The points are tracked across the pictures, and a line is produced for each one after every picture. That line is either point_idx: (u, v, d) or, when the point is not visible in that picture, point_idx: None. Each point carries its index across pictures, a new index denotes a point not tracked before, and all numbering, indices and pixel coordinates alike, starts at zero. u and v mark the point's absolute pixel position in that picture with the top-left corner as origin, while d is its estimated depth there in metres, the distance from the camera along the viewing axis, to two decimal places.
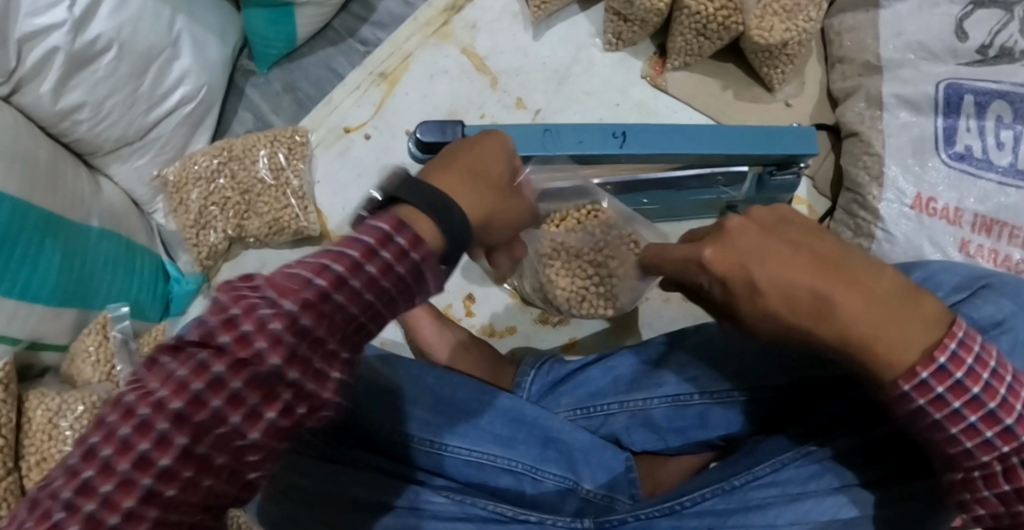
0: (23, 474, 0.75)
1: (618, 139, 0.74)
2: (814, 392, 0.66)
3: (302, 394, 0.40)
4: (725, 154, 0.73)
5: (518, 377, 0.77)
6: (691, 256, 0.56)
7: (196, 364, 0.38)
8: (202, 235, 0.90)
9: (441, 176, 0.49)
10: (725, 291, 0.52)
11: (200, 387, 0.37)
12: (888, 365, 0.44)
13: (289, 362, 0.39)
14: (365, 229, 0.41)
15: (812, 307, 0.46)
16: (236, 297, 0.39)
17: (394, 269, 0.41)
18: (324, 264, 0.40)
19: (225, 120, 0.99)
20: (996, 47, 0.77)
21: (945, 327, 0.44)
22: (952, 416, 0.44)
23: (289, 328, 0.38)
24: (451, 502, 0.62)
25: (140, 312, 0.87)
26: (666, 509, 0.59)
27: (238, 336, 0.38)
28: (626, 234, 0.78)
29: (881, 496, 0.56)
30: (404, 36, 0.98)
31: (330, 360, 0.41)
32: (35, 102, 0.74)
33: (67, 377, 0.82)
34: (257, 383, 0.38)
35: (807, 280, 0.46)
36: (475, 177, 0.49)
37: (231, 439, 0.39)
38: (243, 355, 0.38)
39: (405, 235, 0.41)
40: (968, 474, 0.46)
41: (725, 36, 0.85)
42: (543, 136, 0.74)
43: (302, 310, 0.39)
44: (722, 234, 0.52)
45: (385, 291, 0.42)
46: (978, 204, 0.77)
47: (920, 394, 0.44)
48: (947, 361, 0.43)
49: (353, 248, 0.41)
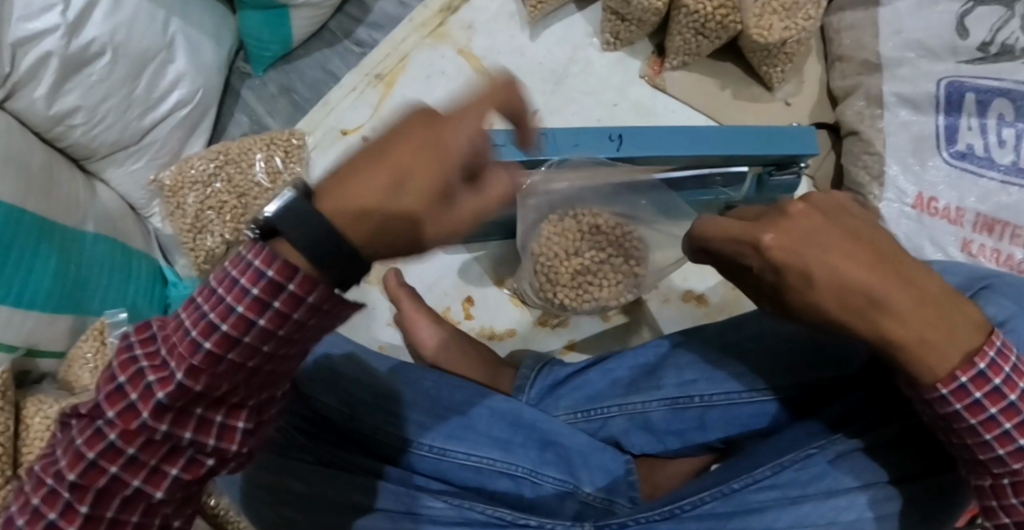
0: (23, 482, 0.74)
1: (615, 142, 0.73)
2: (822, 392, 0.66)
3: (204, 449, 0.42)
4: (723, 155, 0.73)
5: (519, 381, 0.77)
6: (740, 237, 0.49)
7: (91, 434, 0.41)
8: (200, 239, 0.90)
9: (343, 183, 0.38)
10: (772, 277, 0.47)
11: (95, 455, 0.41)
12: (927, 369, 0.45)
13: (181, 425, 0.41)
14: (249, 274, 0.37)
15: (869, 308, 0.43)
16: (124, 365, 0.41)
17: (288, 317, 0.39)
18: (202, 326, 0.39)
19: (221, 123, 0.99)
20: (997, 44, 0.76)
21: (984, 335, 0.45)
22: (986, 420, 0.45)
23: (174, 397, 0.40)
24: (448, 506, 0.62)
25: (140, 317, 0.86)
26: (667, 512, 0.59)
27: (125, 407, 0.40)
28: (629, 233, 0.79)
29: (907, 492, 0.56)
30: (399, 37, 0.97)
31: (231, 411, 0.43)
32: (29, 107, 0.73)
33: (65, 383, 0.81)
34: (154, 446, 0.41)
35: (870, 280, 0.43)
36: (393, 192, 0.38)
37: (139, 499, 0.42)
38: (131, 426, 0.40)
39: (296, 279, 0.37)
40: (995, 479, 0.48)
41: (723, 35, 0.84)
42: (541, 138, 0.72)
43: (188, 379, 0.39)
44: (782, 219, 0.46)
45: (281, 341, 0.40)
46: (980, 203, 0.77)
47: (956, 399, 0.45)
48: (985, 367, 0.44)
49: (239, 301, 0.38)
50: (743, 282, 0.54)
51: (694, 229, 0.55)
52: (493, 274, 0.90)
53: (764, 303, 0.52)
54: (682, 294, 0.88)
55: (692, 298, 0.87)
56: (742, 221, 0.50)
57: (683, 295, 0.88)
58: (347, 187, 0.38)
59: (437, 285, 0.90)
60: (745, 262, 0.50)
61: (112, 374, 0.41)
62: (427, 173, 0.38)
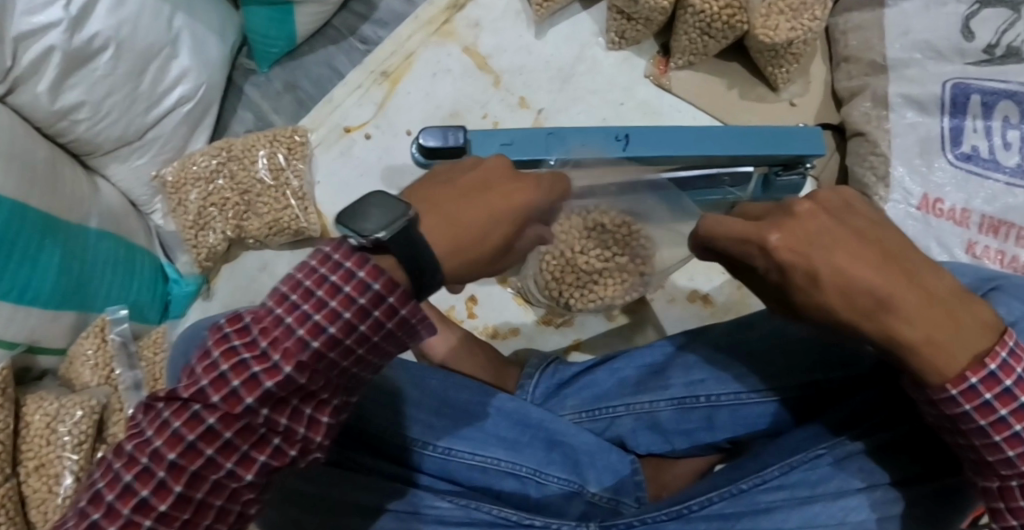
0: (22, 480, 0.74)
1: (622, 143, 0.74)
2: (830, 391, 0.66)
3: (294, 439, 0.41)
4: (731, 156, 0.73)
5: (523, 380, 0.76)
6: (746, 236, 0.48)
7: (189, 417, 0.39)
8: (202, 236, 0.89)
9: (448, 203, 0.42)
10: (778, 277, 0.47)
11: (194, 438, 0.39)
12: (937, 370, 0.44)
13: (280, 412, 0.40)
14: (345, 272, 0.38)
15: (878, 311, 0.44)
16: (224, 350, 0.39)
17: (386, 326, 0.40)
18: (302, 314, 0.38)
19: (225, 119, 0.98)
20: (1003, 46, 0.77)
21: (996, 336, 0.45)
22: (997, 423, 0.45)
23: (281, 386, 0.39)
24: (455, 506, 0.61)
25: (140, 314, 0.87)
26: (674, 513, 0.59)
27: (227, 394, 0.39)
28: (635, 231, 0.76)
29: (911, 495, 0.56)
30: (405, 35, 0.96)
31: (320, 405, 0.42)
32: (32, 102, 0.73)
33: (67, 380, 0.82)
34: (248, 432, 0.40)
35: (875, 281, 0.44)
36: (491, 223, 0.43)
37: (227, 483, 0.41)
38: (234, 410, 0.39)
39: (396, 293, 0.39)
40: (1003, 482, 0.47)
41: (730, 34, 0.84)
42: (546, 139, 0.74)
43: (296, 373, 0.39)
44: (791, 217, 0.46)
45: (379, 346, 0.41)
46: (986, 205, 0.77)
47: (966, 400, 0.44)
48: (997, 369, 0.44)
49: (347, 307, 0.38)
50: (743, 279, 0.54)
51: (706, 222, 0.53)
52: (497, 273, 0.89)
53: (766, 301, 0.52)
54: (688, 294, 0.88)
55: (697, 298, 0.87)
56: (749, 220, 0.50)
57: (688, 295, 0.88)
58: (451, 208, 0.42)
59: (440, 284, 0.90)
60: (750, 258, 0.49)
61: (214, 361, 0.39)
62: (514, 220, 0.44)
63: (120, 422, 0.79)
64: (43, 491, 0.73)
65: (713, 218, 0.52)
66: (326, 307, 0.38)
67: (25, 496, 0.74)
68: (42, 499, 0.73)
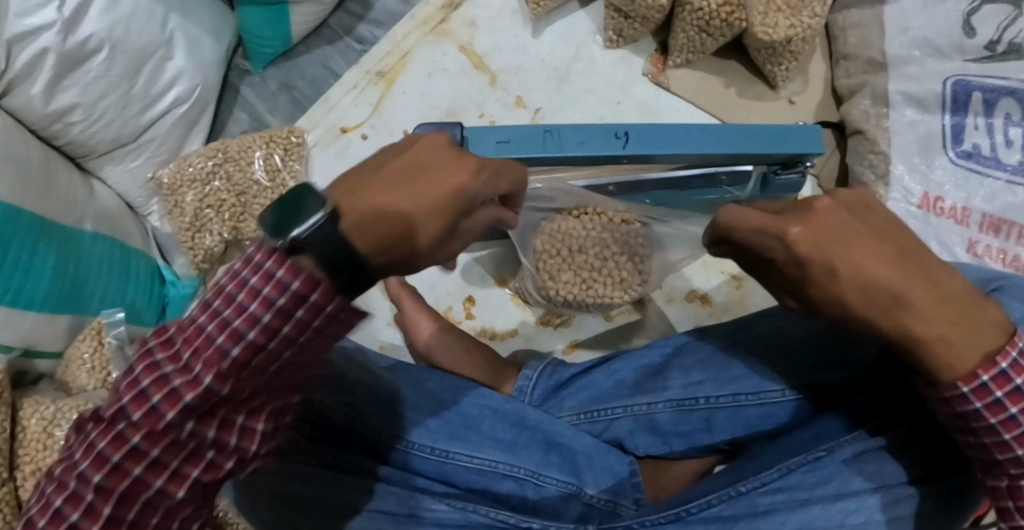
0: (18, 484, 0.73)
1: (620, 140, 0.72)
2: (832, 393, 0.65)
3: (228, 447, 0.44)
4: (730, 153, 0.72)
5: (521, 381, 0.75)
6: (766, 228, 0.47)
7: (115, 437, 0.41)
8: (198, 238, 0.89)
9: (370, 196, 0.41)
10: (795, 272, 0.46)
11: (123, 456, 0.41)
12: (947, 368, 0.44)
13: (207, 423, 0.42)
14: (266, 273, 0.39)
15: (895, 308, 0.43)
16: (147, 369, 0.41)
17: (310, 324, 0.40)
18: (221, 324, 0.39)
19: (220, 120, 0.98)
20: (1004, 43, 0.76)
21: (1007, 337, 0.45)
22: (1007, 421, 0.45)
23: (202, 400, 0.40)
24: (451, 509, 0.61)
25: (138, 317, 0.86)
26: (671, 515, 0.58)
27: (149, 412, 0.40)
28: (632, 229, 0.78)
29: (924, 490, 0.56)
30: (401, 34, 0.96)
31: (252, 412, 0.44)
32: (26, 104, 0.72)
33: (63, 384, 0.81)
34: (177, 447, 0.42)
35: (893, 277, 0.43)
36: (408, 212, 0.41)
37: (160, 497, 0.43)
38: (157, 428, 0.41)
39: (319, 290, 0.39)
40: (1012, 480, 0.47)
41: (728, 32, 0.84)
42: (543, 137, 0.72)
43: (215, 385, 0.40)
44: (810, 213, 0.45)
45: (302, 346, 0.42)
46: (986, 204, 0.77)
47: (977, 397, 0.44)
48: (1008, 367, 0.43)
49: (266, 311, 0.39)
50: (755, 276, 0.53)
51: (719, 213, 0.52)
52: (494, 273, 0.89)
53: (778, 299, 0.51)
54: (686, 294, 0.87)
55: (696, 298, 0.87)
56: (769, 212, 0.48)
57: (686, 295, 0.87)
58: (372, 202, 0.41)
59: (437, 285, 0.89)
60: (762, 252, 0.48)
61: (137, 378, 0.41)
62: (435, 205, 0.43)
63: None
64: None
65: (723, 215, 0.51)
66: (245, 313, 0.39)
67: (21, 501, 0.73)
68: None
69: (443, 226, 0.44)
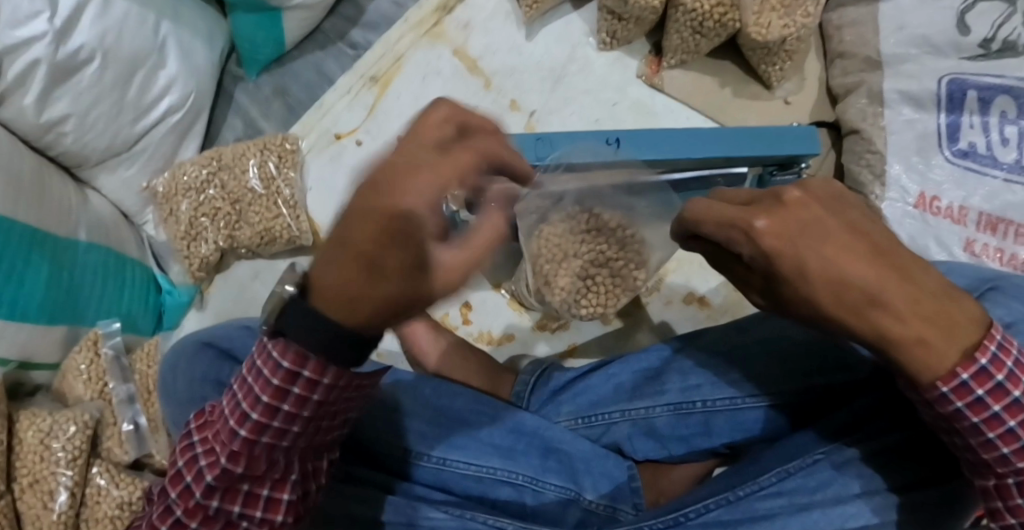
0: (16, 496, 0.74)
1: (613, 145, 0.76)
2: (825, 394, 0.65)
3: (255, 521, 0.48)
4: (724, 155, 0.74)
5: (518, 387, 0.76)
6: (733, 220, 0.45)
7: (162, 510, 0.49)
8: (194, 246, 0.88)
9: (322, 259, 0.37)
10: (764, 266, 0.44)
11: (167, 526, 0.49)
12: (935, 366, 0.44)
13: (232, 499, 0.48)
14: (266, 362, 0.42)
15: (872, 306, 0.42)
16: (184, 452, 0.48)
17: (304, 401, 0.43)
18: (230, 410, 0.45)
19: (215, 127, 0.97)
20: (999, 40, 0.76)
21: (984, 330, 0.44)
22: (989, 419, 0.45)
23: (222, 478, 0.46)
24: (449, 517, 0.60)
25: (132, 326, 0.87)
26: (670, 520, 0.58)
27: (184, 488, 0.48)
28: (627, 233, 0.73)
29: (909, 499, 0.55)
30: (395, 37, 0.95)
31: (275, 484, 0.48)
32: (19, 114, 0.73)
33: (60, 395, 0.82)
34: (211, 519, 0.48)
35: (870, 273, 0.42)
36: (365, 259, 0.35)
37: None
38: (193, 503, 0.48)
39: (309, 365, 0.40)
40: (1000, 479, 0.47)
41: (722, 33, 0.83)
42: (535, 144, 0.76)
43: (230, 463, 0.46)
44: (780, 206, 0.43)
45: (304, 422, 0.45)
46: (984, 202, 0.76)
47: (957, 397, 0.44)
48: (989, 363, 0.43)
49: (262, 394, 0.43)
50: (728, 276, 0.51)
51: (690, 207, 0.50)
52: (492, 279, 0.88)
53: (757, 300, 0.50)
54: (684, 296, 0.87)
55: (694, 299, 0.87)
56: (737, 203, 0.47)
57: (684, 296, 0.87)
58: (325, 263, 0.37)
59: None
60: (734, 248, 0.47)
61: (177, 458, 0.49)
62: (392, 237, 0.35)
63: (115, 436, 0.81)
64: (38, 507, 0.73)
65: (691, 209, 0.49)
66: (245, 397, 0.44)
67: (19, 513, 0.73)
68: (37, 516, 0.73)
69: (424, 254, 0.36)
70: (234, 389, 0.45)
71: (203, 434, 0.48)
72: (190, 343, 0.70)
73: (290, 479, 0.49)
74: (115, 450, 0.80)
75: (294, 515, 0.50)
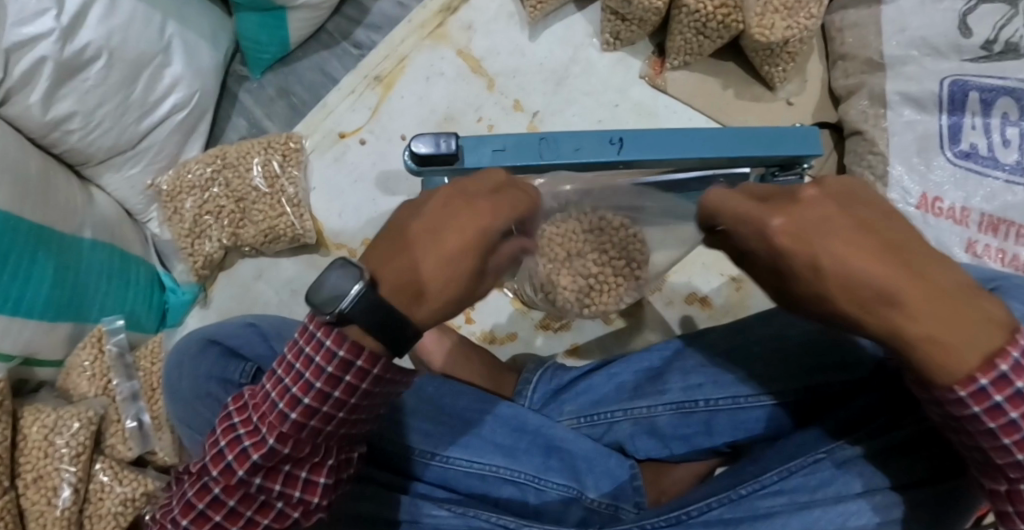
0: (20, 492, 0.74)
1: (616, 146, 0.73)
2: (826, 394, 0.65)
3: (294, 502, 0.49)
4: (727, 156, 0.72)
5: (520, 386, 0.76)
6: (750, 216, 0.47)
7: (200, 487, 0.48)
8: (198, 244, 0.89)
9: (393, 258, 0.43)
10: (777, 264, 0.46)
11: (204, 505, 0.48)
12: (949, 370, 0.43)
13: (273, 479, 0.48)
14: (326, 349, 0.43)
15: (887, 305, 0.42)
16: (225, 430, 0.47)
17: (359, 386, 0.44)
18: (280, 390, 0.45)
19: (219, 126, 0.98)
20: (1001, 42, 0.76)
21: (1008, 334, 0.43)
22: (1006, 424, 0.44)
23: (267, 458, 0.46)
24: (452, 515, 0.61)
25: (137, 324, 0.87)
26: (671, 519, 0.58)
27: (224, 467, 0.47)
28: (631, 234, 0.76)
29: (911, 497, 0.55)
30: (398, 38, 0.96)
31: (315, 467, 0.49)
32: (24, 113, 0.73)
33: (64, 391, 0.82)
34: (250, 498, 0.48)
35: (884, 273, 0.41)
36: (431, 258, 0.43)
37: None
38: (232, 482, 0.47)
39: (362, 356, 0.43)
40: (1012, 484, 0.47)
41: (725, 34, 0.84)
42: (538, 145, 0.73)
43: (277, 443, 0.46)
44: (793, 205, 0.45)
45: (354, 406, 0.45)
46: (985, 203, 0.76)
47: (975, 401, 0.43)
48: (1009, 369, 0.42)
49: (317, 377, 0.43)
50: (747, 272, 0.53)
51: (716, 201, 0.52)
52: None
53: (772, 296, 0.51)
54: (686, 296, 0.87)
55: (695, 299, 0.87)
56: (756, 198, 0.49)
57: (686, 297, 0.87)
58: (399, 261, 0.43)
59: None
60: (745, 244, 0.49)
61: (217, 436, 0.48)
62: (461, 249, 0.44)
63: (118, 433, 0.81)
64: (42, 503, 0.74)
65: (711, 198, 0.53)
66: (300, 380, 0.44)
67: (23, 509, 0.74)
68: (41, 511, 0.74)
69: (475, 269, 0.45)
70: (281, 372, 0.45)
71: (244, 416, 0.47)
72: (196, 339, 0.71)
73: (327, 464, 0.49)
74: (118, 446, 0.80)
75: (328, 502, 0.50)
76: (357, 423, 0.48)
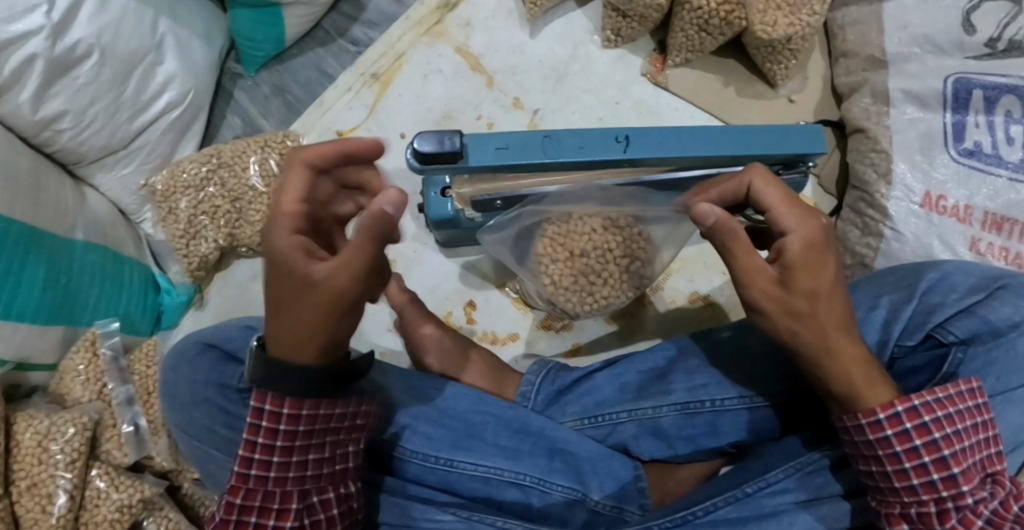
0: (14, 500, 0.73)
1: (621, 144, 0.68)
2: (815, 394, 0.67)
3: None
4: (733, 155, 0.69)
5: (524, 386, 0.74)
6: (778, 212, 0.55)
7: None
8: (193, 244, 0.87)
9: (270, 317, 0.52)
10: (797, 260, 0.52)
11: None
12: (857, 402, 0.53)
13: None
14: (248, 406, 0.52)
15: (842, 327, 0.53)
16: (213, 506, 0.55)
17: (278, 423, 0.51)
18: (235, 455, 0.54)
19: (214, 125, 0.96)
20: (1005, 40, 0.75)
21: (941, 384, 0.54)
22: (909, 449, 0.52)
23: (229, 511, 0.52)
24: (458, 519, 0.60)
25: (131, 326, 0.86)
26: (678, 519, 0.58)
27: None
28: (634, 231, 0.76)
29: (855, 504, 0.58)
30: (396, 35, 0.94)
31: (277, 513, 0.52)
32: (14, 111, 0.71)
33: (57, 396, 0.80)
34: None
35: (844, 304, 0.54)
36: (268, 304, 0.50)
37: None
38: None
39: (268, 398, 0.51)
40: (904, 509, 0.52)
41: (727, 31, 0.83)
42: (542, 142, 0.67)
43: (234, 495, 0.52)
44: (827, 224, 0.54)
45: (287, 446, 0.52)
46: (989, 201, 0.75)
47: (890, 424, 0.52)
48: (920, 404, 0.52)
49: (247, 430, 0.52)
50: (731, 254, 0.54)
51: (752, 184, 0.56)
52: (495, 278, 0.88)
53: (755, 283, 0.53)
54: (688, 295, 0.87)
55: (697, 298, 0.86)
56: (794, 199, 0.56)
57: (688, 296, 0.87)
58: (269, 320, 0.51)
59: (437, 289, 0.87)
60: (776, 230, 0.55)
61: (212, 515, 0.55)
62: (275, 281, 0.49)
63: (115, 438, 0.79)
64: (36, 511, 0.72)
65: (749, 173, 0.57)
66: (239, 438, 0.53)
67: (18, 516, 0.72)
68: (35, 519, 0.72)
69: (296, 280, 0.48)
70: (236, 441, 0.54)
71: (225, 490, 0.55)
72: (190, 343, 0.69)
73: (291, 507, 0.52)
74: (114, 452, 0.79)
75: None
76: (301, 465, 0.53)
